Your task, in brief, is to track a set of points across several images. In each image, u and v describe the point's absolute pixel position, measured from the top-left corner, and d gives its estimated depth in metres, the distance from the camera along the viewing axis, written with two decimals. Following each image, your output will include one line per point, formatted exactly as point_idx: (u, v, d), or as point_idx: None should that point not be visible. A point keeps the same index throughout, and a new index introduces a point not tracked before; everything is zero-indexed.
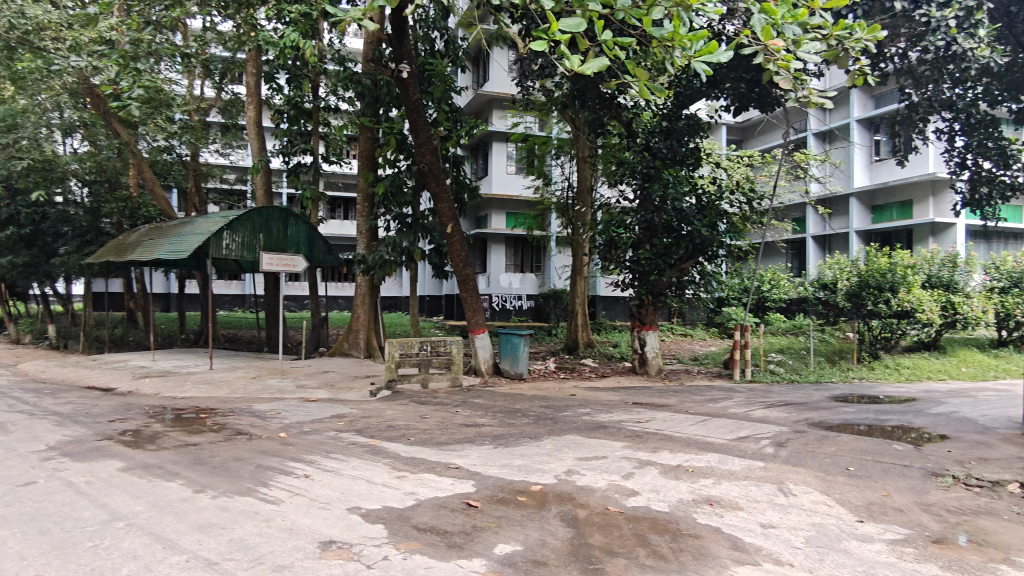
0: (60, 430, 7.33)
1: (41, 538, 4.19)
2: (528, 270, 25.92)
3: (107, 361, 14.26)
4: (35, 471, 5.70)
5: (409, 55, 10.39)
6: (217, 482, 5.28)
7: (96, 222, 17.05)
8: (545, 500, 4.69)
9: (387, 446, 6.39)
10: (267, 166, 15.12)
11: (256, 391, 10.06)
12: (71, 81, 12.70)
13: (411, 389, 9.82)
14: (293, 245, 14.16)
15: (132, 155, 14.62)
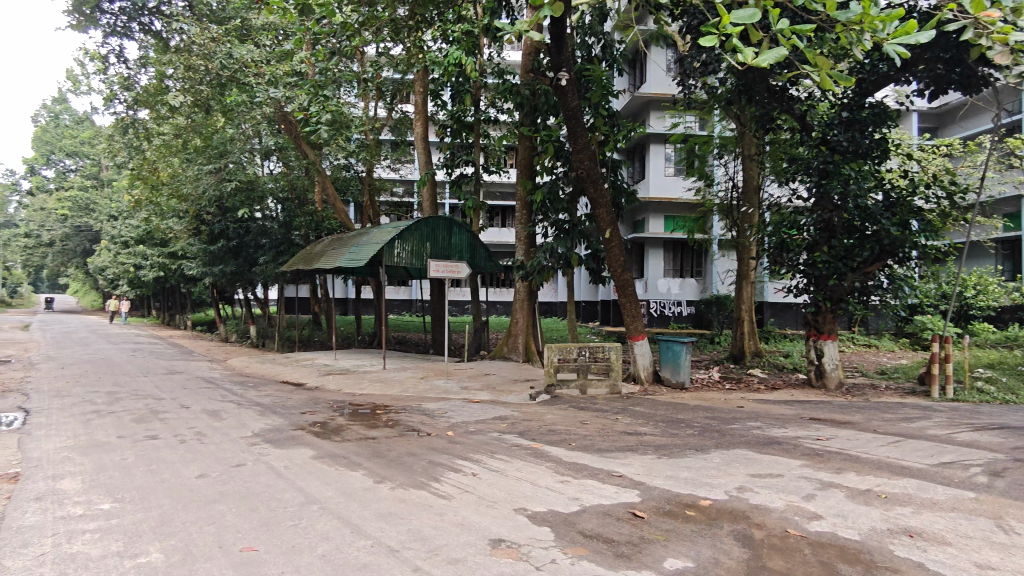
0: (263, 419, 8.28)
1: (252, 513, 4.74)
2: (688, 274, 25.07)
3: (297, 359, 15.86)
4: (244, 454, 6.48)
5: (568, 61, 10.46)
6: (394, 475, 5.66)
7: (289, 234, 18.98)
8: (716, 517, 4.47)
9: (549, 450, 6.46)
10: (432, 179, 16.02)
11: (424, 391, 10.68)
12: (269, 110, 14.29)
13: (570, 395, 9.88)
14: (456, 252, 14.86)
15: (318, 173, 16.32)
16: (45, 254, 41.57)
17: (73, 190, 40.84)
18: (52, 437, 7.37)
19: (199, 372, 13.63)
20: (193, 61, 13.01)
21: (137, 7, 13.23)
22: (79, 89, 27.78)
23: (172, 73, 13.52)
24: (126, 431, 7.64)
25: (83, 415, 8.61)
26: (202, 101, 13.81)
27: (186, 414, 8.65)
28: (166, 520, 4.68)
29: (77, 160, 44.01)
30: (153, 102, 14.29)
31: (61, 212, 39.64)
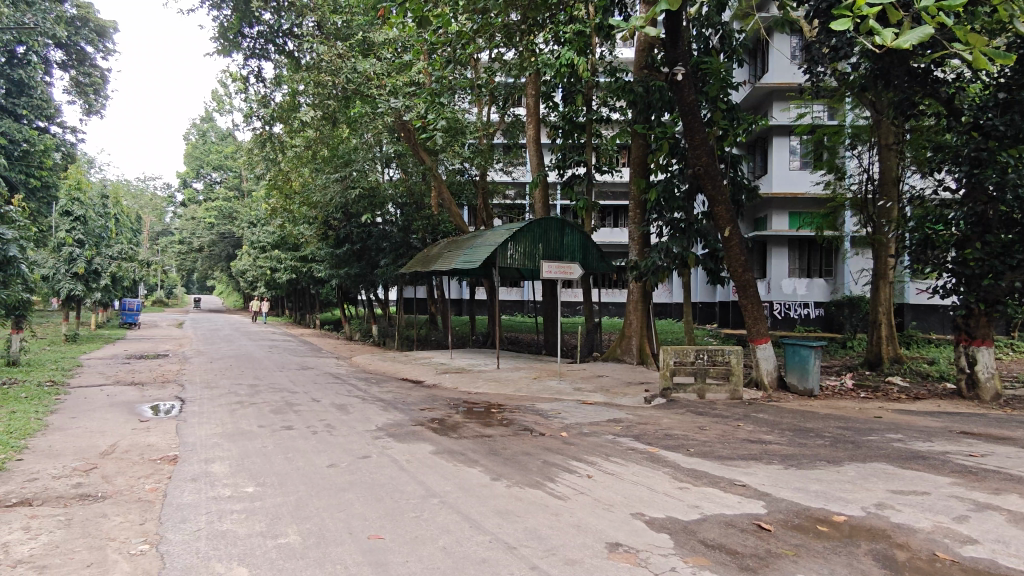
0: (386, 414, 8.71)
1: (378, 503, 4.99)
2: (816, 274, 23.55)
3: (416, 357, 16.55)
4: (370, 447, 6.83)
5: (684, 56, 10.18)
6: (510, 473, 5.74)
7: (407, 238, 19.87)
8: (851, 534, 4.16)
9: (667, 455, 6.30)
10: (544, 180, 16.13)
11: (537, 391, 10.77)
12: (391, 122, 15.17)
13: (687, 399, 9.59)
14: (568, 253, 14.86)
15: (434, 178, 16.91)
16: (196, 259, 46.13)
17: (219, 201, 44.94)
18: (204, 424, 8.15)
19: (328, 368, 14.56)
20: (322, 77, 13.86)
21: (274, 30, 14.40)
22: (223, 109, 30.55)
23: (303, 90, 14.50)
24: (265, 421, 8.30)
25: (229, 405, 9.46)
26: (330, 115, 14.73)
27: (317, 407, 9.27)
28: (302, 505, 5.02)
29: (222, 172, 48.44)
30: (286, 117, 15.45)
31: (209, 221, 43.76)
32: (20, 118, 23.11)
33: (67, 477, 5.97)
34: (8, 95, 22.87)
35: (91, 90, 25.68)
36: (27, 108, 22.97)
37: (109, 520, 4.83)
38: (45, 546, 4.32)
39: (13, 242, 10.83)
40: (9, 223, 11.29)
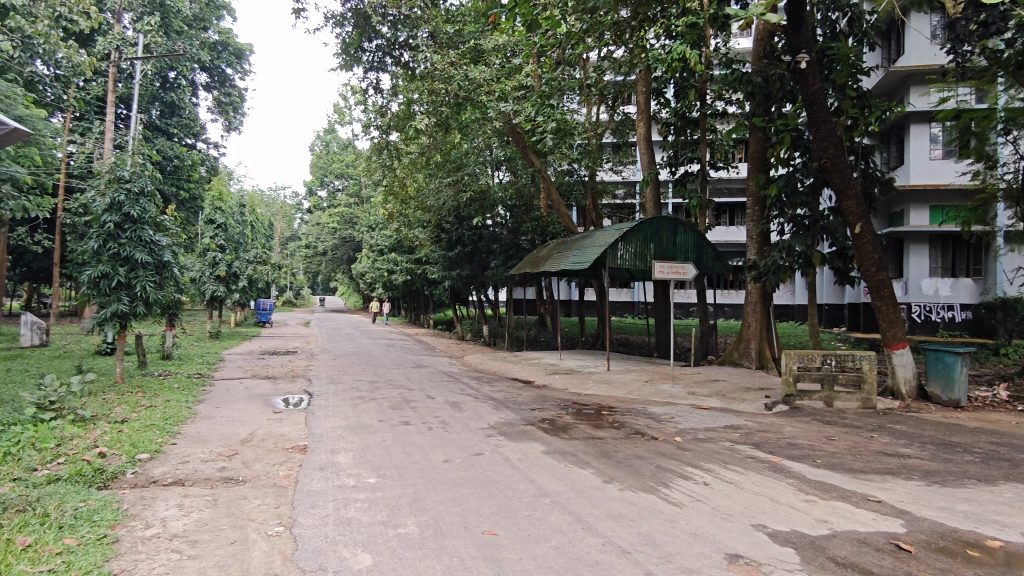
0: (497, 413, 8.87)
1: (492, 500, 5.08)
2: (962, 273, 21.39)
3: (526, 357, 16.73)
4: (482, 444, 6.98)
5: (808, 42, 9.60)
6: (623, 476, 5.65)
7: (517, 239, 20.12)
8: (1009, 562, 3.73)
9: (790, 466, 5.95)
10: (656, 179, 15.78)
11: (649, 394, 10.55)
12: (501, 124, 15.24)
13: (813, 407, 9.02)
14: (681, 253, 14.45)
15: (543, 180, 16.93)
16: (321, 262, 49.16)
17: (341, 207, 47.61)
18: (330, 417, 8.68)
19: (441, 367, 15.04)
20: (436, 85, 14.16)
21: (391, 42, 15.16)
22: (344, 120, 32.39)
23: (417, 99, 15.01)
24: (384, 416, 8.70)
25: (351, 400, 10.00)
26: (443, 122, 15.17)
27: (432, 404, 9.61)
28: (420, 498, 5.21)
29: (344, 180, 51.26)
30: (402, 125, 16.11)
31: (332, 226, 46.42)
32: (172, 136, 25.68)
33: (213, 462, 6.56)
34: (163, 116, 25.50)
35: (231, 109, 28.12)
36: (177, 127, 25.51)
37: (250, 502, 5.26)
38: (196, 523, 4.77)
39: (167, 248, 12.07)
40: (164, 230, 12.57)
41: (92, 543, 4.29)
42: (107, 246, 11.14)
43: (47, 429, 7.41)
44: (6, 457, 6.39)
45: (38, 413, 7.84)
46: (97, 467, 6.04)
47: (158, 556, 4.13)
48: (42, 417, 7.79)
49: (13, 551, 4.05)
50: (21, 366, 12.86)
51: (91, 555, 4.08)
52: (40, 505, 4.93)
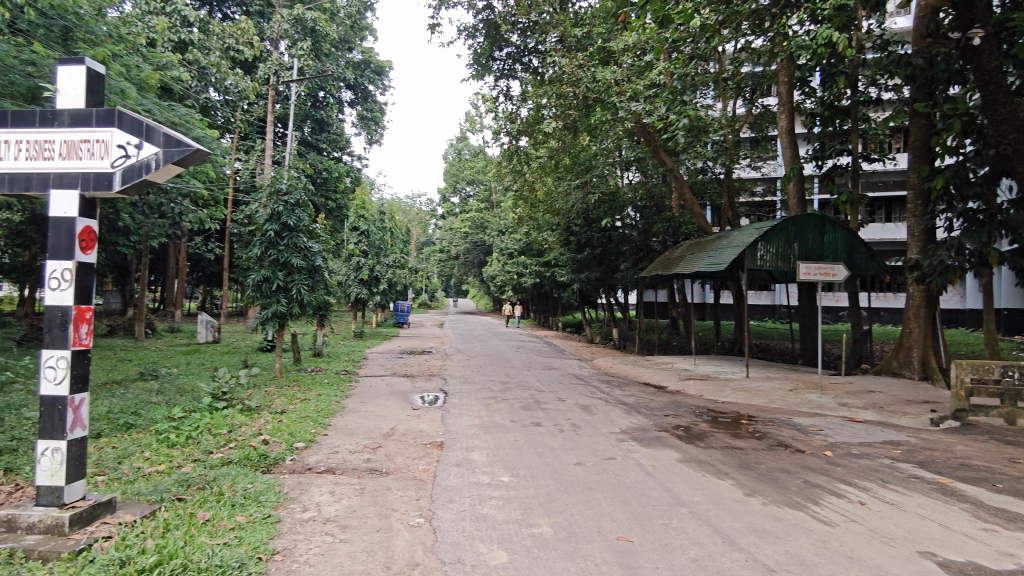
0: (629, 417, 8.73)
1: (625, 506, 5.00)
2: None
3: (658, 362, 16.31)
4: (615, 449, 6.90)
5: (982, 16, 8.59)
6: (767, 490, 5.34)
7: (648, 241, 19.70)
8: None
9: (963, 489, 5.33)
10: (800, 173, 14.79)
11: (794, 404, 9.90)
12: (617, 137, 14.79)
13: (990, 424, 8.03)
14: (830, 253, 13.44)
15: (675, 179, 16.40)
16: (454, 265, 51.11)
17: (472, 211, 49.13)
18: (465, 415, 8.99)
19: (571, 369, 15.05)
20: (564, 90, 14.15)
21: (520, 49, 15.64)
22: (475, 128, 33.45)
23: (546, 103, 15.10)
24: (516, 416, 8.84)
25: (485, 399, 10.28)
26: (572, 125, 15.16)
27: (563, 406, 9.64)
28: (552, 499, 5.25)
29: (475, 186, 52.89)
30: (531, 130, 16.40)
31: (464, 231, 48.12)
32: (322, 151, 27.89)
33: (360, 453, 7.01)
34: (313, 132, 27.73)
35: (373, 123, 30.07)
36: (327, 142, 27.71)
37: (393, 493, 5.57)
38: (346, 510, 5.11)
39: (319, 254, 13.10)
40: (316, 237, 13.65)
41: (260, 521, 4.74)
42: (268, 252, 12.33)
43: (220, 417, 8.28)
44: (188, 440, 7.22)
45: (214, 401, 8.80)
46: (262, 453, 6.67)
47: (314, 538, 4.48)
48: (217, 405, 8.74)
49: (195, 524, 4.56)
50: (199, 360, 14.53)
51: (258, 532, 4.50)
52: (217, 484, 5.53)
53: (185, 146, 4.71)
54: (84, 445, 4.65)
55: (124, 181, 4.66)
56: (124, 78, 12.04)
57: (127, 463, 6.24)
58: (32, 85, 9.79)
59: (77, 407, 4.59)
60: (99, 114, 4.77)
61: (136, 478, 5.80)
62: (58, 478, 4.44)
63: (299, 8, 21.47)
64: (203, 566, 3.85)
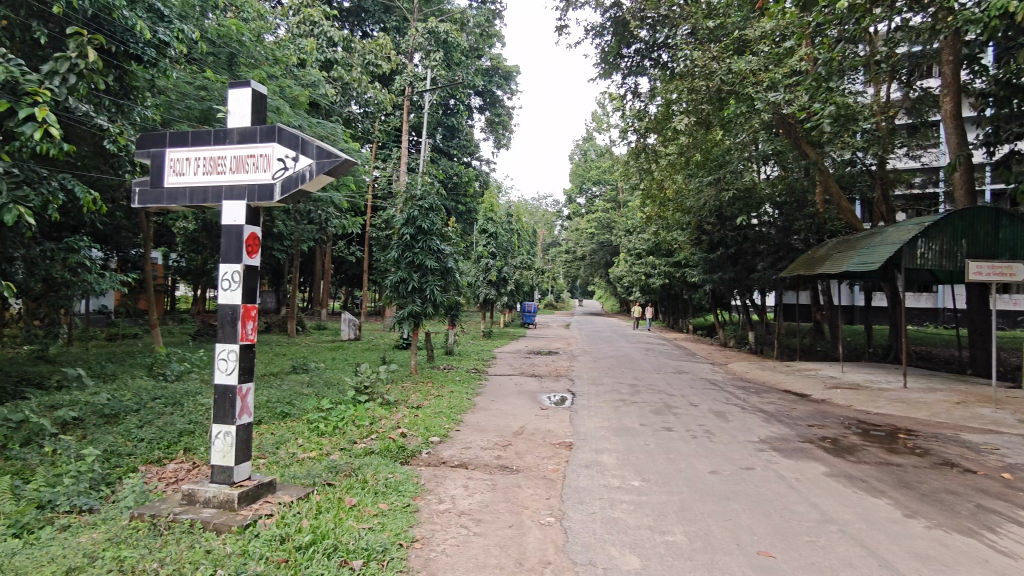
0: (769, 426, 8.25)
1: (767, 519, 4.74)
2: None
3: (800, 368, 15.28)
4: (753, 459, 6.55)
5: None
6: (931, 512, 4.84)
7: (788, 239, 18.53)
8: None
9: None
10: (969, 161, 13.27)
11: (962, 418, 8.88)
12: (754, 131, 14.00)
13: None
14: (1008, 250, 11.93)
15: (819, 172, 15.24)
16: (580, 266, 51.05)
17: (598, 212, 48.75)
18: (594, 417, 8.92)
19: (703, 374, 14.49)
20: (696, 84, 13.55)
21: (650, 45, 15.34)
22: (602, 127, 33.23)
23: (676, 98, 14.60)
24: (647, 420, 8.66)
25: (613, 402, 10.17)
26: (704, 120, 14.62)
27: (696, 412, 9.30)
28: (686, 507, 5.09)
29: (601, 186, 52.46)
30: (660, 127, 16.04)
31: (591, 232, 47.91)
32: (453, 157, 28.98)
33: (491, 450, 7.19)
34: (445, 139, 28.86)
35: (500, 127, 30.80)
36: (457, 148, 28.77)
37: (524, 491, 5.65)
38: (479, 504, 5.27)
39: (451, 256, 13.60)
40: (448, 239, 14.18)
41: (400, 509, 5.01)
42: (405, 255, 13.01)
43: (363, 409, 8.84)
44: (335, 430, 7.77)
45: (357, 395, 9.41)
46: (400, 445, 7.04)
47: (450, 529, 4.66)
48: (360, 399, 9.33)
49: (343, 508, 4.90)
50: (343, 355, 15.60)
51: (399, 520, 4.75)
52: (361, 472, 5.91)
53: (335, 157, 5.06)
54: (250, 430, 5.14)
55: (284, 191, 5.08)
56: (280, 97, 13.21)
57: (283, 449, 6.84)
58: (204, 107, 11.08)
59: (244, 395, 5.08)
60: (262, 131, 5.24)
61: (291, 462, 6.34)
62: (228, 458, 4.95)
63: (432, 21, 22.44)
64: (351, 548, 4.13)
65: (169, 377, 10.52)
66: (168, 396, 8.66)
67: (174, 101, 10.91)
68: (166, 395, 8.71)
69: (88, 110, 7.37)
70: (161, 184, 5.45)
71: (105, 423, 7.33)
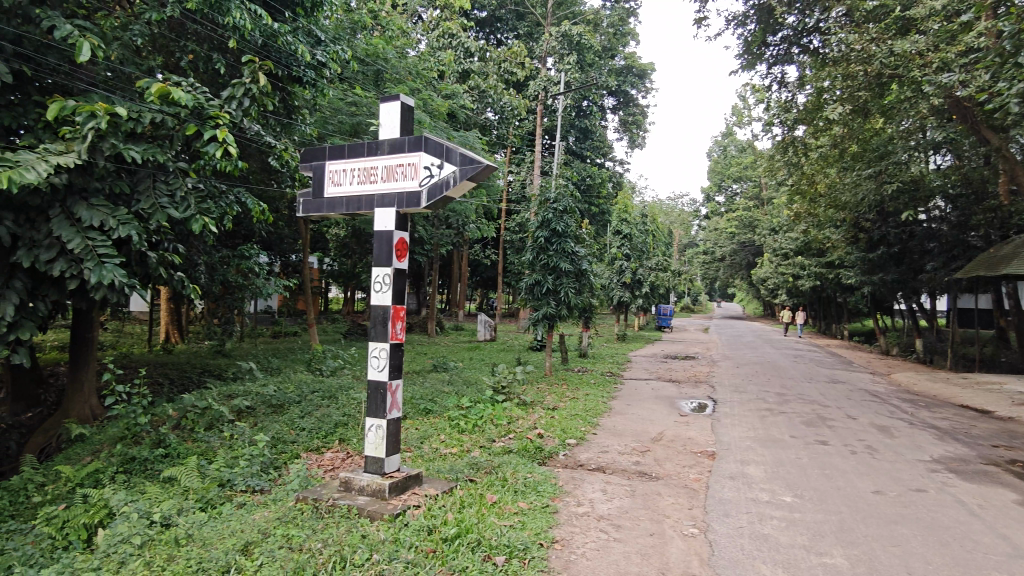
0: (943, 445, 7.39)
1: (943, 548, 4.25)
2: None
3: (979, 381, 13.58)
4: (926, 480, 5.91)
5: None
6: None
7: (964, 235, 16.52)
8: None
9: None
10: None
11: None
12: (919, 118, 12.76)
13: None
14: None
15: (1003, 160, 13.37)
16: (719, 267, 48.88)
17: (739, 210, 46.38)
18: (738, 427, 8.48)
19: (862, 384, 13.28)
20: (852, 70, 12.65)
21: (798, 31, 14.38)
22: (744, 121, 31.71)
23: (829, 86, 13.78)
24: (798, 432, 8.09)
25: (759, 411, 9.60)
26: (861, 107, 13.44)
27: (854, 425, 8.56)
28: (845, 527, 4.69)
29: (742, 183, 49.87)
30: (811, 117, 14.99)
31: (731, 231, 45.72)
32: (586, 159, 29.09)
33: (629, 455, 7.07)
34: (578, 141, 28.87)
35: (635, 126, 30.35)
36: (590, 150, 28.75)
37: (664, 499, 5.50)
38: (619, 509, 5.19)
39: (585, 258, 13.56)
40: (583, 241, 14.14)
41: (539, 509, 5.06)
42: (540, 257, 13.16)
43: (501, 409, 9.06)
44: (475, 427, 8.03)
45: (495, 394, 9.65)
46: (537, 445, 7.12)
47: (590, 532, 4.64)
48: (497, 398, 9.56)
49: (485, 503, 5.04)
50: (480, 355, 16.08)
51: (539, 519, 4.80)
52: (501, 470, 6.05)
53: (477, 163, 5.18)
54: (399, 424, 5.43)
55: (430, 198, 5.30)
56: (422, 109, 13.87)
57: (428, 443, 7.17)
58: (354, 122, 11.89)
59: (394, 391, 5.38)
60: (410, 142, 5.52)
61: (435, 457, 6.63)
62: (380, 450, 5.26)
63: (565, 24, 22.54)
64: (494, 543, 4.23)
65: (325, 372, 11.41)
66: (324, 390, 9.38)
67: (328, 117, 11.80)
68: (323, 388, 9.46)
69: (259, 130, 8.20)
70: (322, 195, 5.92)
71: (272, 412, 8.10)
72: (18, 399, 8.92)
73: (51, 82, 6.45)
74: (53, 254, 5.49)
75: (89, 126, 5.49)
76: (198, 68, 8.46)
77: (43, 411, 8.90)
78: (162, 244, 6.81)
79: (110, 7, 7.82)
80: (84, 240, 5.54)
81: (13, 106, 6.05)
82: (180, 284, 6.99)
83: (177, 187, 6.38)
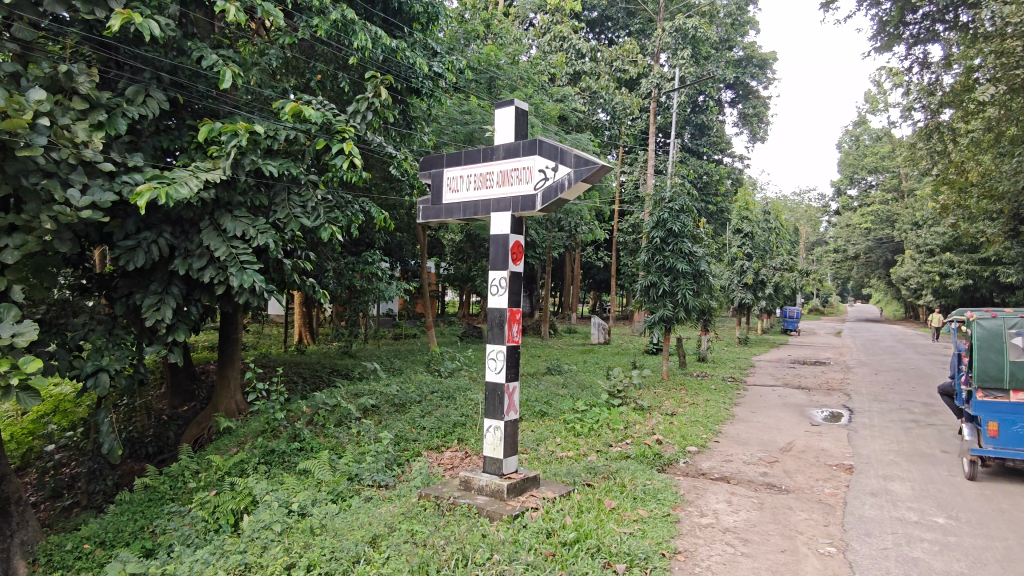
0: None
1: None
2: None
3: None
4: None
5: None
6: None
7: None
8: None
9: None
10: None
11: None
12: None
13: None
14: None
15: None
16: (852, 266, 45.35)
17: (875, 204, 42.84)
18: (878, 439, 7.81)
19: None
20: (1008, 45, 11.27)
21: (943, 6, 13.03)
22: (877, 108, 29.55)
23: (981, 64, 12.48)
24: (950, 446, 7.32)
25: (902, 422, 8.79)
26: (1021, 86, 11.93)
27: None
28: (1011, 557, 4.19)
29: (878, 174, 45.99)
30: (960, 99, 13.55)
31: (866, 227, 42.35)
32: (703, 155, 27.92)
33: (755, 465, 6.70)
34: (694, 137, 27.93)
35: (756, 119, 29.06)
36: (707, 146, 27.60)
37: (797, 514, 5.14)
38: (745, 522, 4.92)
39: (704, 258, 13.06)
40: (701, 242, 13.63)
41: (660, 517, 4.90)
42: (655, 258, 12.86)
43: (616, 413, 8.91)
44: (591, 431, 7.95)
45: (610, 398, 9.50)
46: (656, 452, 6.92)
47: (715, 545, 4.43)
48: (613, 402, 9.41)
49: (603, 509, 4.95)
50: (595, 358, 15.94)
51: (660, 528, 4.65)
52: (619, 476, 5.92)
53: (591, 163, 5.09)
54: (515, 426, 5.46)
55: (545, 201, 5.30)
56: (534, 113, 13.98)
57: (544, 446, 7.19)
58: (468, 130, 12.19)
59: (511, 393, 5.42)
60: (525, 145, 5.54)
61: (551, 460, 6.63)
62: (498, 451, 5.32)
63: (678, 18, 21.90)
64: (614, 551, 4.14)
65: (444, 373, 11.79)
66: (444, 390, 9.69)
67: (444, 126, 12.18)
68: (442, 389, 9.77)
69: (381, 142, 8.59)
70: (440, 201, 6.11)
71: (395, 411, 8.46)
72: (176, 393, 9.88)
73: (201, 107, 7.09)
74: (203, 262, 6.04)
75: (232, 144, 5.98)
76: (325, 87, 9.01)
77: (198, 405, 9.80)
78: (295, 251, 7.30)
79: (248, 34, 8.49)
80: (229, 248, 6.04)
81: (170, 129, 6.71)
82: (311, 289, 7.44)
83: (308, 198, 6.81)
